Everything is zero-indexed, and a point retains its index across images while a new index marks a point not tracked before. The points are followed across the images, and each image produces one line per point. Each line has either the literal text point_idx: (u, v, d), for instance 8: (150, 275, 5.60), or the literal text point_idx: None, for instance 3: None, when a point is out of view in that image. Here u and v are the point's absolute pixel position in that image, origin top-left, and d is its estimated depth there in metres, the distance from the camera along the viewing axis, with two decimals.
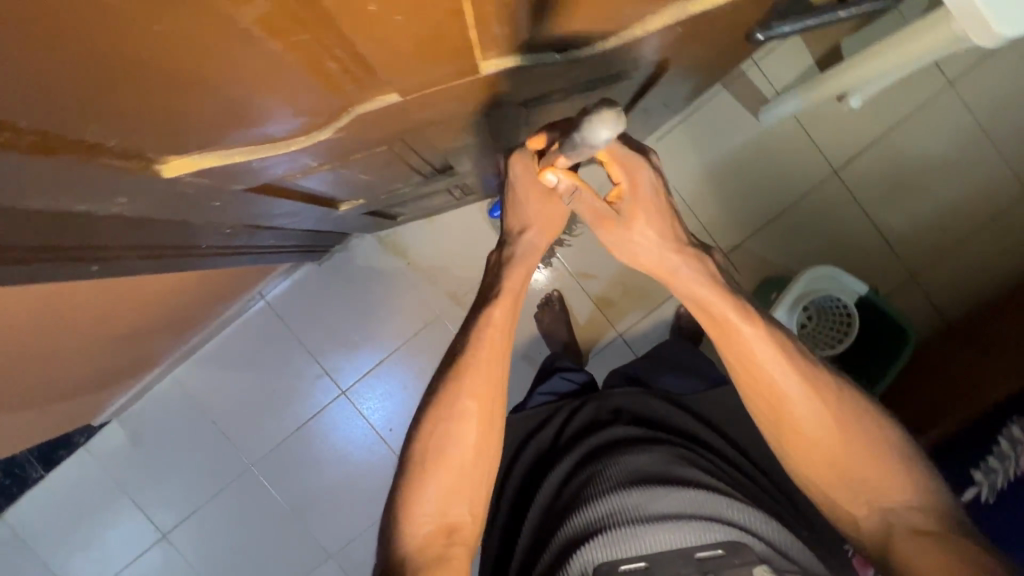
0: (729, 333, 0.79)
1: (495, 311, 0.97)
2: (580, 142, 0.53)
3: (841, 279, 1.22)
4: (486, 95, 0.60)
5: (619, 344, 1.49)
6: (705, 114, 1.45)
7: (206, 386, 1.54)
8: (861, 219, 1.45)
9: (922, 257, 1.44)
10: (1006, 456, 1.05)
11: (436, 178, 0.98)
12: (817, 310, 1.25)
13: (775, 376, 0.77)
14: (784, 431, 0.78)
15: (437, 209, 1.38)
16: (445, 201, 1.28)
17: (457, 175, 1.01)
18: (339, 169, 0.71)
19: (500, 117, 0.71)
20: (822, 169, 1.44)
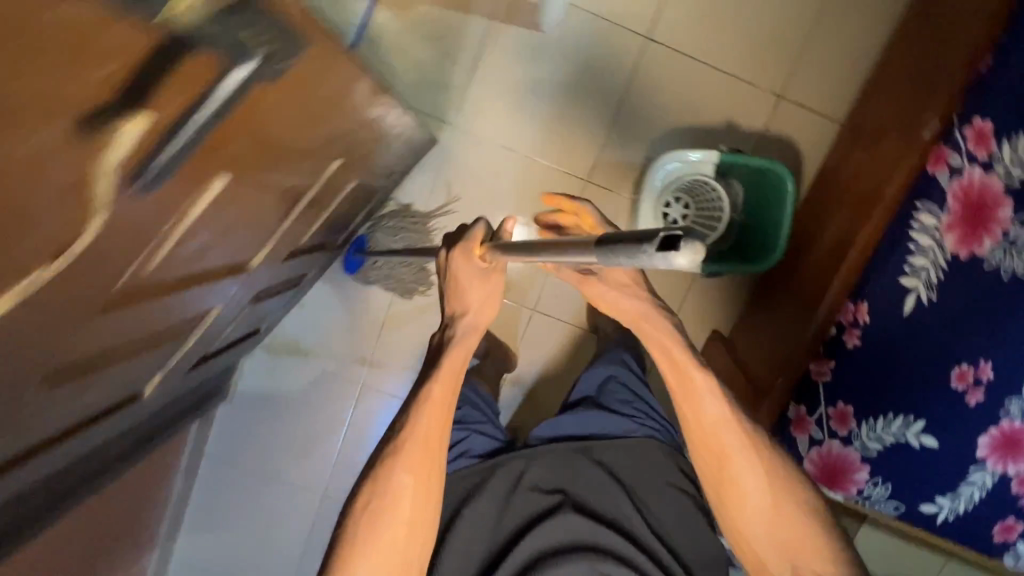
0: (685, 394, 0.88)
1: (430, 388, 1.00)
2: (654, 258, 0.52)
3: (686, 159, 1.11)
4: (102, 286, 0.51)
5: (538, 317, 1.42)
6: (490, 54, 1.28)
7: (204, 563, 1.49)
8: (701, 68, 1.29)
9: (779, 73, 1.29)
10: (928, 249, 0.99)
11: (209, 319, 0.86)
12: (693, 198, 1.17)
13: (719, 430, 0.86)
14: (718, 481, 0.87)
15: (296, 295, 1.31)
16: (280, 296, 1.21)
17: (234, 298, 0.89)
18: (55, 409, 0.62)
19: (178, 264, 0.62)
20: (636, 38, 1.27)
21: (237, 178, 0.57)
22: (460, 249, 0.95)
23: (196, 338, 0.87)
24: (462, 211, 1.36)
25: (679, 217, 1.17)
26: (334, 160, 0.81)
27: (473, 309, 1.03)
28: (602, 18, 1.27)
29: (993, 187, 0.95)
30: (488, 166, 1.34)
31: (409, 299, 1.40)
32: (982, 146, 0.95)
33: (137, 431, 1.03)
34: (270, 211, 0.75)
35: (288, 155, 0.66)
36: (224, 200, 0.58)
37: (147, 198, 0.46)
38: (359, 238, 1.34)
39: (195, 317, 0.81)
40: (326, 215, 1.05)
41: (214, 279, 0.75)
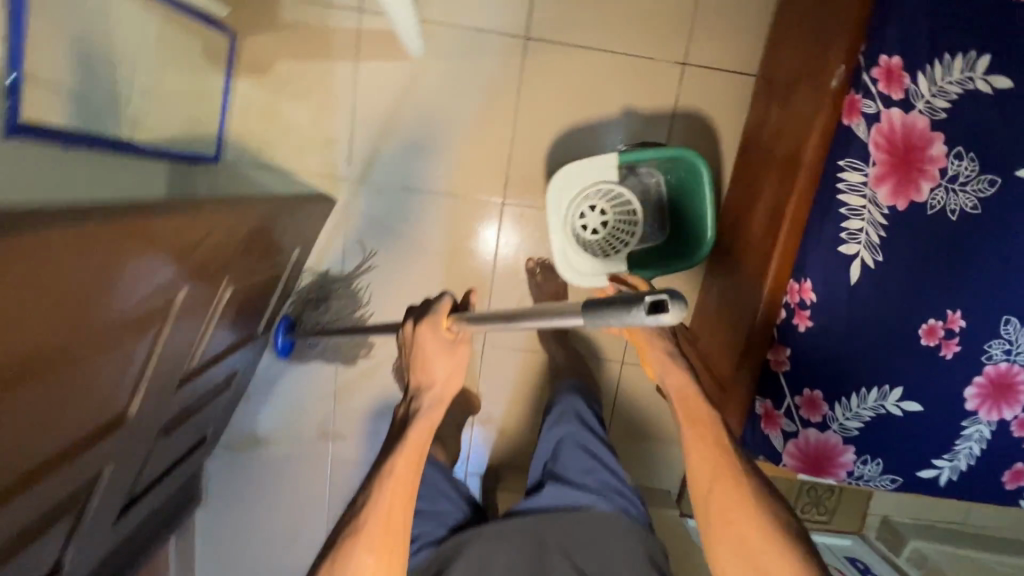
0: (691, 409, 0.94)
1: (394, 465, 0.98)
2: (652, 314, 0.62)
3: (586, 166, 1.04)
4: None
5: (492, 351, 1.35)
6: (366, 97, 1.20)
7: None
8: (591, 56, 1.19)
9: (675, 40, 1.18)
10: (859, 210, 0.89)
11: (108, 476, 0.80)
12: (610, 204, 1.08)
13: (719, 452, 0.90)
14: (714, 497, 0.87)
15: (233, 394, 1.26)
16: (216, 399, 1.18)
17: (137, 442, 0.84)
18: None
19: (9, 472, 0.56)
20: (515, 43, 1.18)
21: (22, 376, 0.51)
22: (429, 322, 0.98)
23: (100, 497, 0.82)
24: (384, 263, 1.29)
25: (597, 227, 1.09)
26: (185, 286, 0.75)
27: (443, 381, 1.03)
28: (473, 30, 1.17)
29: (917, 124, 0.84)
30: (398, 213, 1.27)
31: (355, 365, 1.34)
32: (892, 83, 0.84)
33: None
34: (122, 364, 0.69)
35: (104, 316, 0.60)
36: (18, 400, 0.52)
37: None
38: (282, 319, 1.27)
39: (85, 484, 0.76)
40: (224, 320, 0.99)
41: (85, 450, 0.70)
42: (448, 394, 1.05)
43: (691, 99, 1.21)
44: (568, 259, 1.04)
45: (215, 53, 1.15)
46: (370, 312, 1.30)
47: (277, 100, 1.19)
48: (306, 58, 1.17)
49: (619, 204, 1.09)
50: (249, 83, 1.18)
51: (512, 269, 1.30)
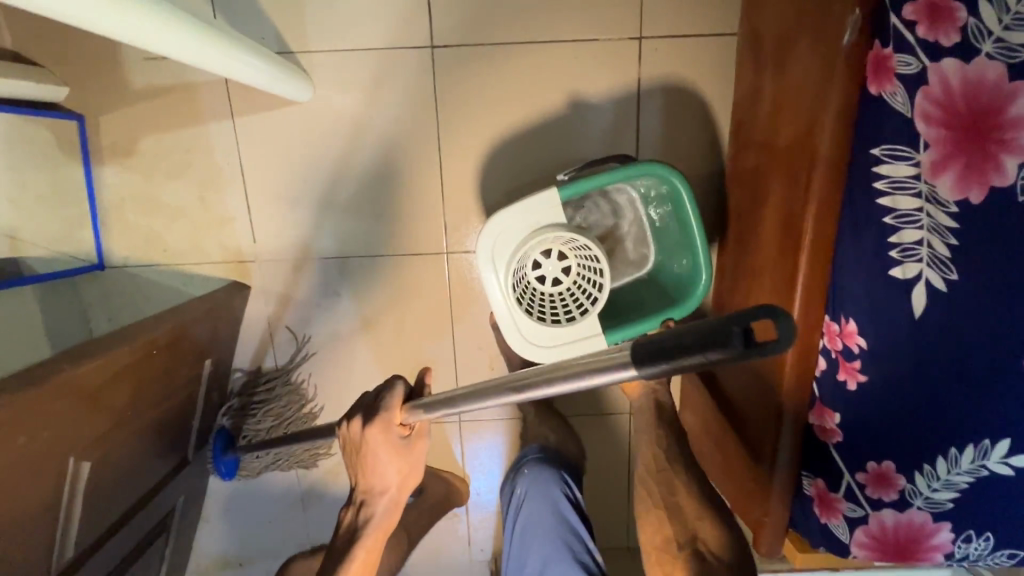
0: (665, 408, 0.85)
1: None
2: (751, 343, 0.37)
3: (531, 208, 0.80)
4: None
5: (473, 426, 1.11)
6: (256, 159, 0.98)
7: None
8: (519, 52, 0.92)
9: (622, 8, 0.91)
10: (914, 215, 0.62)
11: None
12: (572, 249, 0.82)
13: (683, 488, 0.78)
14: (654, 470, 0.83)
15: (181, 526, 1.08)
16: (159, 542, 1.02)
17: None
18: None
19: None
20: (420, 56, 0.93)
21: None
22: (377, 424, 0.75)
23: None
24: (322, 346, 1.08)
25: (553, 279, 0.83)
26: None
27: (401, 483, 0.82)
28: (364, 50, 0.93)
29: (988, 75, 0.54)
30: (326, 285, 1.05)
31: (318, 466, 1.14)
32: (936, 23, 0.56)
33: None
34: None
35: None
36: None
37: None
38: (218, 437, 1.06)
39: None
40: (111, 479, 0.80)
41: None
42: (405, 496, 0.85)
43: (657, 81, 0.94)
44: (515, 327, 0.83)
45: (68, 142, 0.96)
46: (319, 408, 1.11)
47: (152, 182, 0.98)
48: (174, 125, 0.96)
49: (580, 247, 0.82)
50: (115, 169, 0.98)
51: (474, 327, 1.07)
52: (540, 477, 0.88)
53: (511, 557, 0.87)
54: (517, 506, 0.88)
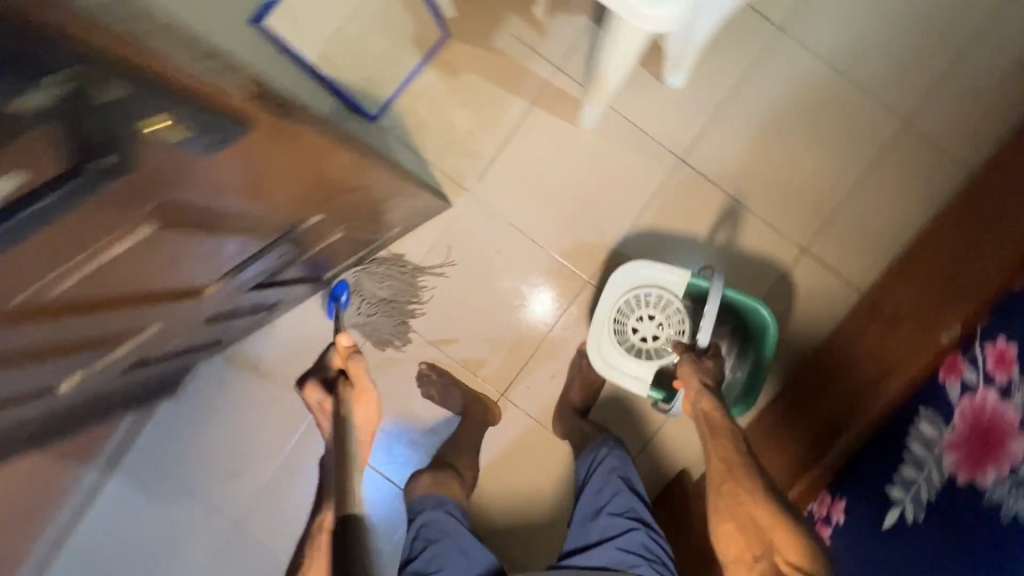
0: (720, 428, 0.95)
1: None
2: None
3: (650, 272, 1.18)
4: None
5: (507, 406, 1.33)
6: (523, 135, 1.29)
7: (78, 545, 1.36)
8: (729, 201, 1.26)
9: (808, 225, 1.25)
10: (922, 463, 0.91)
11: (150, 332, 0.86)
12: (664, 313, 1.19)
13: (758, 519, 0.87)
14: (728, 501, 0.91)
15: (266, 317, 1.28)
16: (257, 315, 1.21)
17: (182, 315, 0.87)
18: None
19: (61, 286, 0.57)
20: (670, 158, 1.27)
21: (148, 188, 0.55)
22: (312, 388, 1.21)
23: (132, 347, 0.86)
24: (456, 276, 1.33)
25: (648, 334, 1.20)
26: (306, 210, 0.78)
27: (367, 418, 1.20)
28: (641, 129, 1.27)
29: (1009, 413, 0.82)
30: (493, 241, 1.32)
31: (381, 350, 1.34)
32: (1002, 368, 0.86)
33: (46, 423, 0.95)
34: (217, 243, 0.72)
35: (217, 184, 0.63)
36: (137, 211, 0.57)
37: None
38: (336, 284, 1.31)
39: (124, 331, 0.80)
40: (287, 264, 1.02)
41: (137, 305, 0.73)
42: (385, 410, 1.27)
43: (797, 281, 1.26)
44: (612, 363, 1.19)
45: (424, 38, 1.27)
46: (422, 310, 1.34)
47: (449, 98, 1.29)
48: (494, 79, 1.28)
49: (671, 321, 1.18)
50: (436, 74, 1.29)
51: (565, 341, 1.32)
52: (615, 456, 1.00)
53: (583, 501, 0.97)
54: (594, 471, 0.99)
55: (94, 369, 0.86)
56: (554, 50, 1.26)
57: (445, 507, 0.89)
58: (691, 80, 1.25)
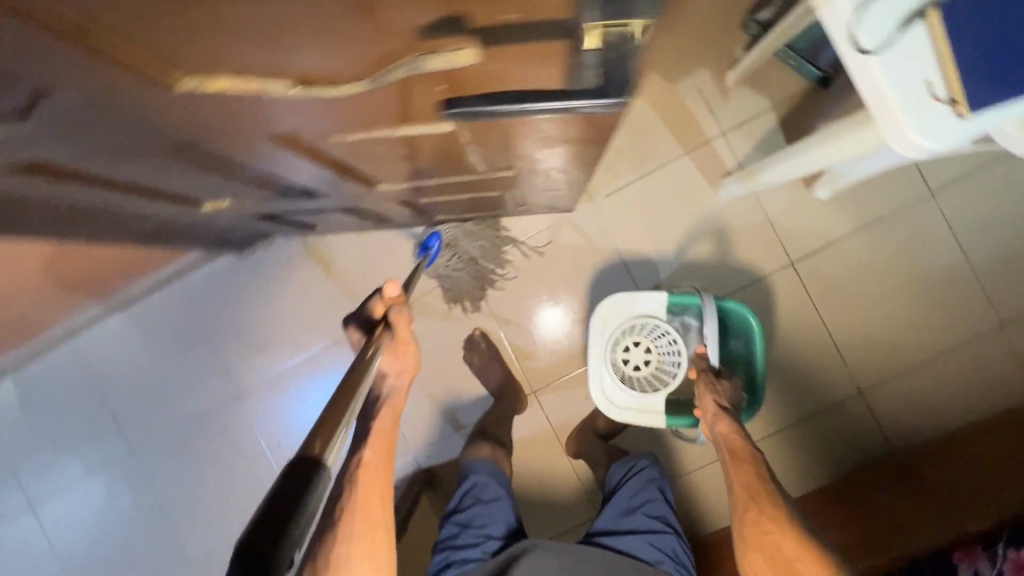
0: (738, 448, 1.01)
1: (364, 452, 0.78)
2: None
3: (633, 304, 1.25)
4: (284, 125, 0.52)
5: (535, 405, 1.37)
6: (664, 177, 1.34)
7: (98, 348, 1.50)
8: (815, 319, 1.32)
9: (874, 373, 1.30)
10: None
11: (311, 197, 0.92)
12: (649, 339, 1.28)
13: (778, 541, 0.88)
14: (754, 529, 0.92)
15: (365, 226, 1.32)
16: (363, 222, 1.26)
17: (336, 195, 0.93)
18: (139, 170, 0.64)
19: (325, 149, 0.63)
20: (782, 259, 1.32)
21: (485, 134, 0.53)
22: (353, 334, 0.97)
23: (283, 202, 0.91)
24: (545, 270, 1.38)
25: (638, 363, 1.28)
26: (496, 165, 0.83)
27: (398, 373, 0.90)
28: (769, 221, 1.32)
29: None
30: (593, 256, 1.37)
31: (448, 303, 1.39)
32: None
33: (158, 227, 1.01)
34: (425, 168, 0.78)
35: (470, 145, 0.68)
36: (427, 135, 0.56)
37: (392, 102, 0.47)
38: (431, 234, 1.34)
39: (305, 189, 0.86)
40: (430, 195, 1.07)
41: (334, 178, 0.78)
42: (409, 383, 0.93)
43: (842, 416, 1.31)
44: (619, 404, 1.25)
45: None
46: (504, 286, 1.39)
47: None
48: (662, 117, 1.34)
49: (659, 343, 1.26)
50: None
51: None
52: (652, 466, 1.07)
53: (615, 497, 1.04)
54: (633, 472, 1.06)
55: (239, 204, 0.91)
56: (727, 117, 1.32)
57: (498, 475, 1.08)
58: (833, 200, 1.30)
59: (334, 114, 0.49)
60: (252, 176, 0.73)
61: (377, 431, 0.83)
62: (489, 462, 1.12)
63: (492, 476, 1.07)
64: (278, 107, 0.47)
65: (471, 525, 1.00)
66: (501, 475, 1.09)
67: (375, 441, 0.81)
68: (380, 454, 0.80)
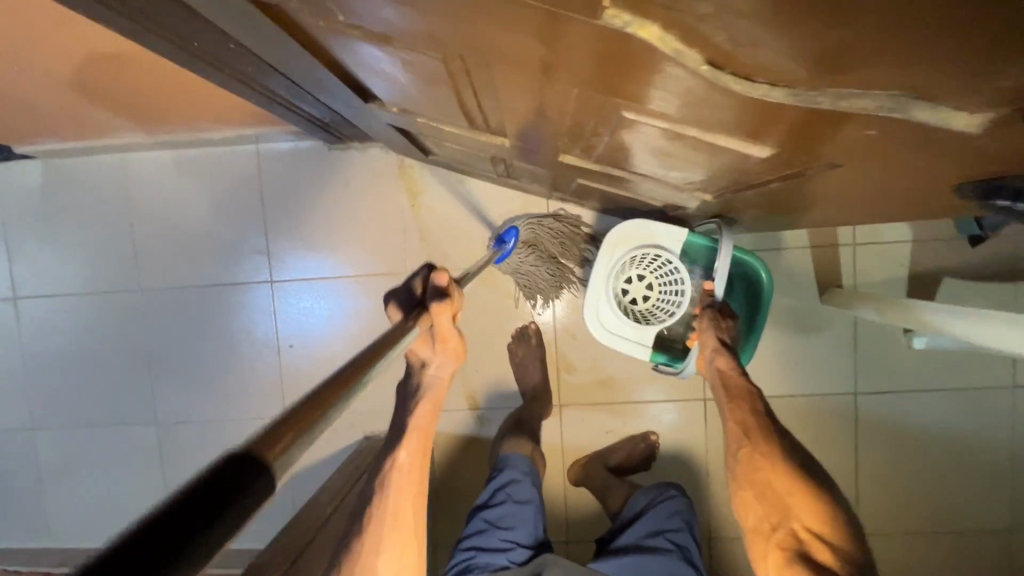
0: (732, 385, 0.97)
1: (399, 455, 0.74)
2: None
3: (643, 236, 1.18)
4: (605, 79, 0.47)
5: (557, 416, 1.36)
6: (777, 261, 1.30)
7: (146, 172, 1.39)
8: (848, 454, 1.32)
9: (876, 525, 1.32)
10: None
11: (489, 140, 0.89)
12: (652, 273, 1.21)
13: (773, 478, 0.84)
14: (746, 465, 0.88)
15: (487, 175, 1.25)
16: (487, 169, 1.19)
17: (505, 146, 0.90)
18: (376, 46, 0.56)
19: None
20: (847, 386, 1.31)
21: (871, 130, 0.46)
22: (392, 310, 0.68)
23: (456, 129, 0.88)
24: None
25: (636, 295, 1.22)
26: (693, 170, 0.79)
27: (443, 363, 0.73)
28: (853, 346, 1.30)
29: None
30: None
31: (517, 290, 1.34)
32: None
33: (288, 98, 0.91)
34: (634, 150, 0.73)
35: (721, 149, 0.64)
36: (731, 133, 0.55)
37: (753, 107, 0.44)
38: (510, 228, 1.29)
39: (493, 131, 0.84)
40: (596, 183, 1.01)
41: (541, 128, 0.73)
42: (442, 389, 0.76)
43: None
44: (609, 330, 1.21)
45: None
46: (578, 294, 1.34)
47: None
48: None
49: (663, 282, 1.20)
50: None
51: (643, 420, 1.36)
52: (675, 500, 1.14)
53: (638, 525, 1.12)
54: (661, 502, 1.14)
55: (407, 112, 0.86)
56: (866, 230, 1.27)
57: (532, 474, 1.12)
58: (922, 353, 1.28)
59: (681, 93, 0.45)
60: (466, 102, 0.71)
61: (415, 429, 0.75)
62: (525, 458, 1.15)
63: (527, 475, 1.11)
64: (641, 69, 0.42)
65: (499, 526, 1.05)
66: (535, 474, 1.13)
67: (416, 446, 0.75)
68: (416, 459, 0.75)
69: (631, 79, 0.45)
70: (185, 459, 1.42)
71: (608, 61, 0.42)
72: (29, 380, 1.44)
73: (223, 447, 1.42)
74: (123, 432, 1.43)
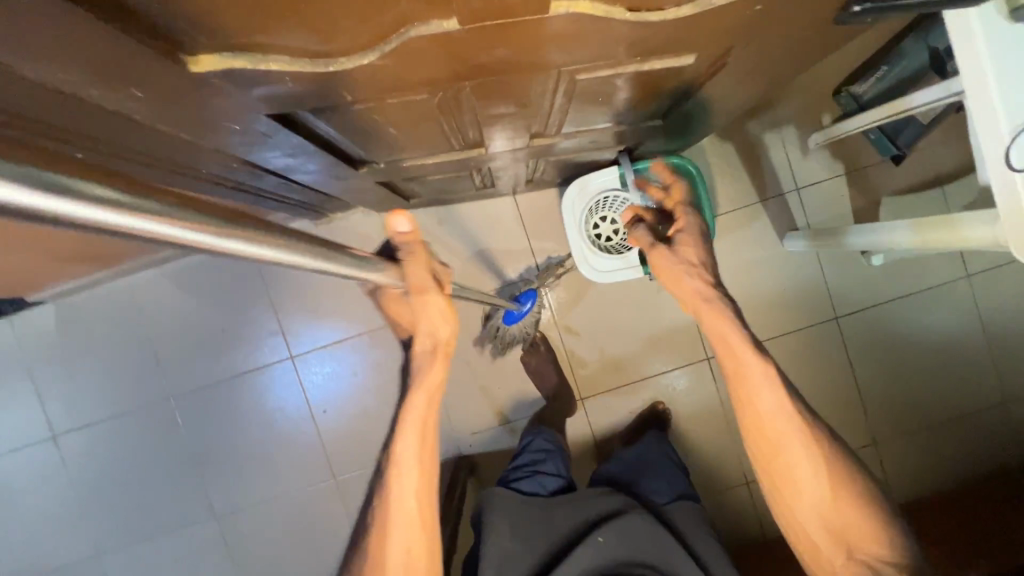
0: (755, 377, 0.88)
1: (399, 448, 0.80)
2: None
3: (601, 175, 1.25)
4: (563, 59, 0.57)
5: (581, 409, 1.47)
6: (736, 219, 1.44)
7: (153, 286, 1.48)
8: (846, 371, 1.45)
9: (888, 427, 1.45)
10: None
11: (467, 155, 0.98)
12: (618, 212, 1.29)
13: (815, 493, 0.85)
14: (784, 485, 0.87)
15: (469, 193, 1.37)
16: (466, 187, 1.29)
17: (483, 154, 0.99)
18: (366, 114, 0.66)
19: None
20: (830, 312, 1.44)
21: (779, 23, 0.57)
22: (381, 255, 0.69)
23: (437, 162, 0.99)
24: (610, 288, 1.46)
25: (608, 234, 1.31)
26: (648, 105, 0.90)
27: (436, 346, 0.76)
28: (823, 275, 1.44)
29: None
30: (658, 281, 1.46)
31: None
32: None
33: (278, 191, 1.02)
34: (595, 108, 0.84)
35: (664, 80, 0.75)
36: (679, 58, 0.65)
37: (689, 23, 0.52)
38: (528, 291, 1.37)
39: (470, 144, 0.92)
40: (565, 154, 1.13)
41: (511, 126, 0.84)
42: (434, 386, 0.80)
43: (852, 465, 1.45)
44: (601, 268, 1.28)
45: None
46: (571, 294, 1.46)
47: (705, 156, 1.44)
48: (747, 164, 1.43)
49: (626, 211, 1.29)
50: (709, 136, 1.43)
51: (659, 392, 1.47)
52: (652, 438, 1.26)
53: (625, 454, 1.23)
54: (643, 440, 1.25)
55: (388, 163, 0.97)
56: (804, 172, 1.42)
57: (547, 433, 1.26)
58: (882, 268, 1.42)
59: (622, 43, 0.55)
60: (446, 132, 0.81)
61: (416, 419, 0.80)
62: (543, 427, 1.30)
63: (541, 433, 1.25)
64: (585, 38, 0.52)
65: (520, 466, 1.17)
66: (549, 433, 1.26)
67: (414, 440, 0.81)
68: (416, 450, 0.81)
69: (584, 50, 0.55)
70: (249, 544, 1.49)
71: (560, 42, 0.52)
72: (83, 510, 1.50)
73: (283, 524, 1.49)
74: (184, 535, 1.49)
